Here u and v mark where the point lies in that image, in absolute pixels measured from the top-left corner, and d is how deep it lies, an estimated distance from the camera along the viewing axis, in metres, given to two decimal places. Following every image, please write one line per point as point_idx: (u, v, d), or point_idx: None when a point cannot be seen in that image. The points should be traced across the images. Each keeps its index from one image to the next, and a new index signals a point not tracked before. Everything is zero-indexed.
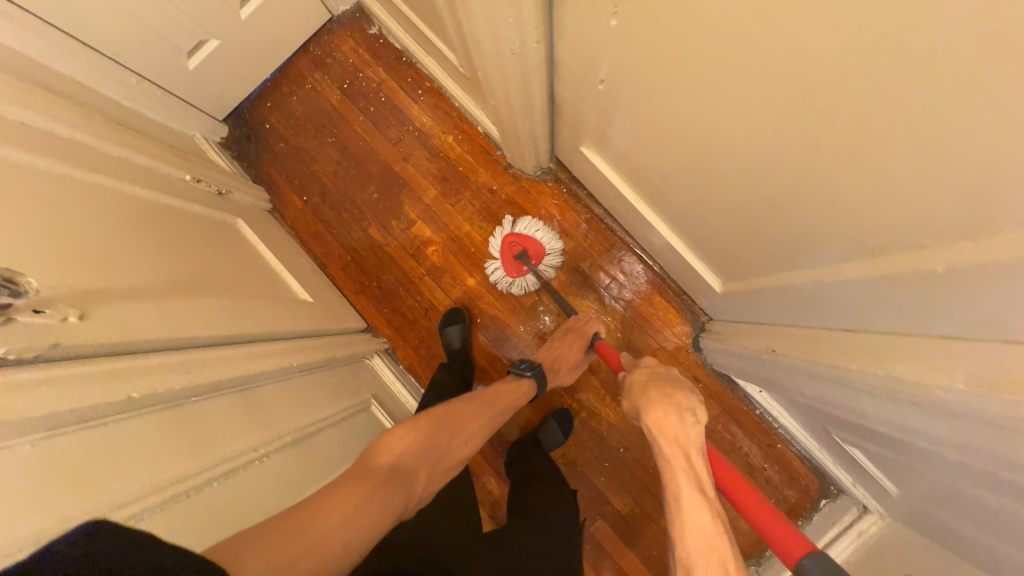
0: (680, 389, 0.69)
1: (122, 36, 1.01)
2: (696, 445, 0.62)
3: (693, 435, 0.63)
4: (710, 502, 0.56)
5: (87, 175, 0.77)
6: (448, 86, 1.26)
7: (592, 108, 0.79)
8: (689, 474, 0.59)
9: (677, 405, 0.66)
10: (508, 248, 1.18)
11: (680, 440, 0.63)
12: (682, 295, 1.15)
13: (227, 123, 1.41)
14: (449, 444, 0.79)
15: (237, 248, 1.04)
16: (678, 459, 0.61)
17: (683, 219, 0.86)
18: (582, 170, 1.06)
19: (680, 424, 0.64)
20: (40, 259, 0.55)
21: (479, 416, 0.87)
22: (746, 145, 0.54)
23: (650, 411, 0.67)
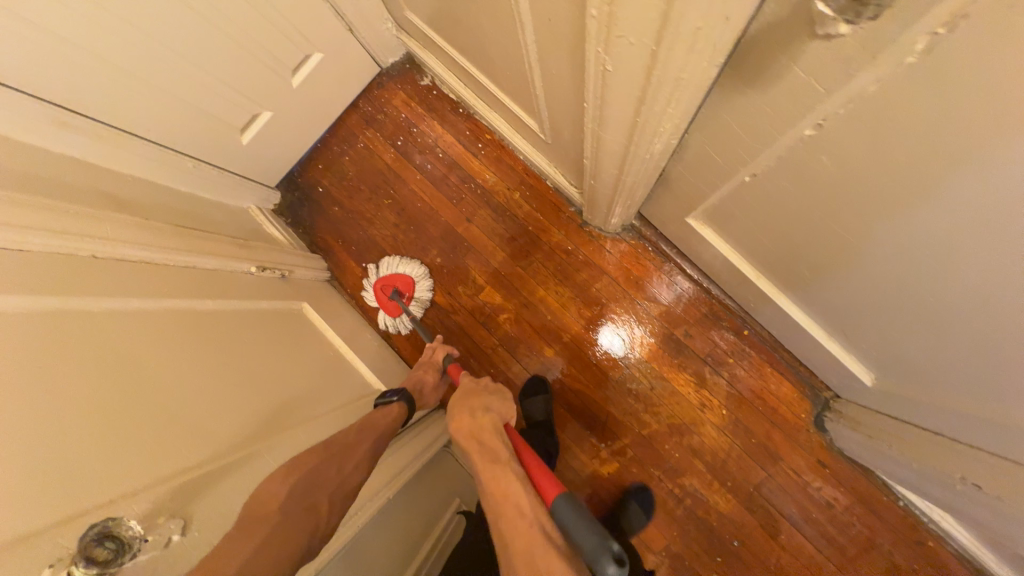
0: (476, 392, 0.76)
1: (178, 123, 0.95)
2: (489, 427, 0.69)
3: (484, 420, 0.70)
4: (502, 466, 0.63)
5: (161, 303, 0.71)
6: (511, 138, 1.15)
7: (719, 192, 0.67)
8: (483, 455, 0.65)
9: (470, 404, 0.73)
10: (382, 293, 1.21)
11: (473, 427, 0.69)
12: (797, 364, 1.01)
13: (279, 190, 1.35)
14: (332, 465, 0.60)
15: (307, 342, 0.97)
16: (473, 440, 0.68)
17: (828, 308, 0.72)
18: (681, 234, 0.94)
19: (470, 411, 0.72)
20: (133, 448, 0.48)
21: (364, 441, 0.67)
22: (999, 283, 0.41)
23: (449, 412, 0.74)
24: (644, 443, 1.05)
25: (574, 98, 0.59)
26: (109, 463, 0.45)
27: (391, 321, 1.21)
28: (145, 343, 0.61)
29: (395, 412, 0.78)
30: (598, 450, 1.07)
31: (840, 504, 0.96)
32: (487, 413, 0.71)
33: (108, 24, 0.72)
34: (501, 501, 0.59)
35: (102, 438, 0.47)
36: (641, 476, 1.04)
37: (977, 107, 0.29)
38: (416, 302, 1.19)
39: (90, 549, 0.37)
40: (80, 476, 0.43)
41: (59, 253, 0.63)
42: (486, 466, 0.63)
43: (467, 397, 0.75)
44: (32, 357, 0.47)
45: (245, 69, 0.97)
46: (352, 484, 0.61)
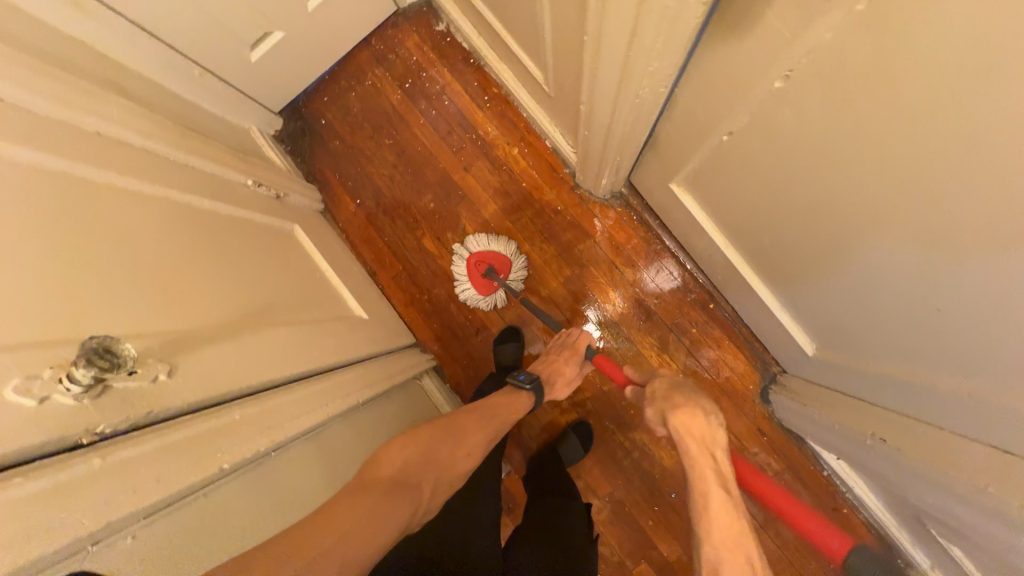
0: (699, 399, 0.90)
1: (189, 26, 0.96)
2: (721, 445, 0.84)
3: (713, 433, 0.85)
4: (734, 497, 0.78)
5: (159, 191, 0.73)
6: (517, 94, 1.18)
7: (700, 155, 0.71)
8: (716, 471, 0.81)
9: (705, 412, 0.87)
10: (474, 268, 1.17)
11: (706, 440, 0.84)
12: (754, 340, 1.08)
13: (282, 116, 1.36)
14: (448, 453, 0.73)
15: (296, 260, 1.00)
16: (705, 453, 0.83)
17: (783, 277, 0.79)
18: (665, 203, 0.99)
19: (704, 427, 0.86)
20: (120, 299, 0.52)
21: (481, 432, 0.82)
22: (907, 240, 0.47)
23: (678, 417, 0.87)
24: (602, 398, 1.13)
25: (578, 41, 0.63)
26: (99, 305, 0.49)
27: (483, 299, 1.18)
28: (141, 219, 0.64)
29: (523, 402, 0.92)
30: (559, 400, 1.17)
31: (773, 469, 1.06)
32: (714, 426, 0.86)
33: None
34: (730, 544, 0.73)
35: (96, 284, 0.50)
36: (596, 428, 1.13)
37: (905, 48, 0.34)
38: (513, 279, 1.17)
39: (91, 356, 0.40)
40: (73, 309, 0.46)
41: (66, 122, 0.65)
42: (718, 487, 0.78)
43: (669, 402, 0.90)
44: (32, 201, 0.49)
45: None
46: (457, 468, 0.74)
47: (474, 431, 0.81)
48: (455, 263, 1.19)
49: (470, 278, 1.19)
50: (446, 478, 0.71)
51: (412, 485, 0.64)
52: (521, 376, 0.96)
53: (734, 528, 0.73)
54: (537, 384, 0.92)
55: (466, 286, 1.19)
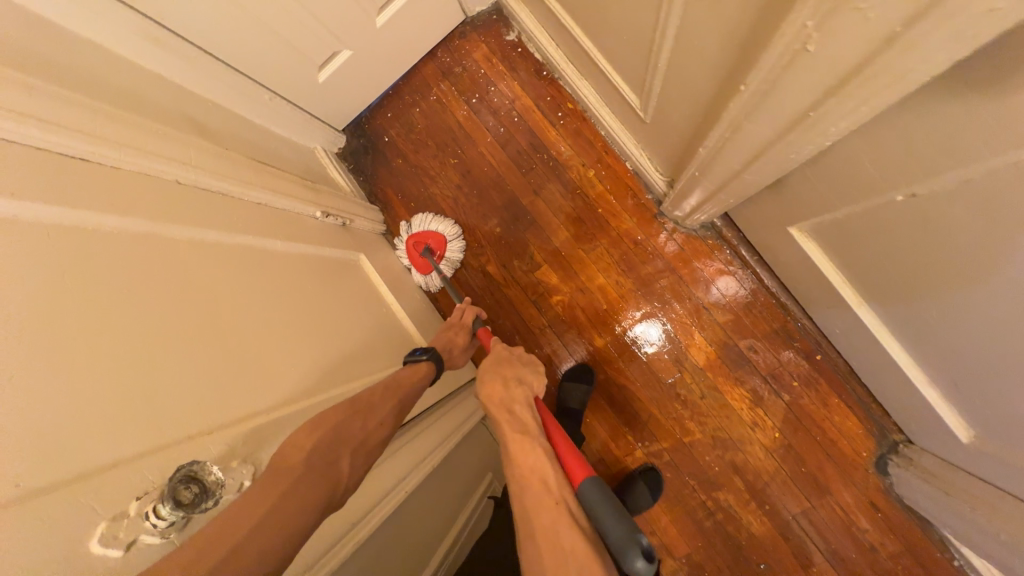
0: (508, 362, 0.81)
1: (260, 50, 0.92)
2: (519, 400, 0.73)
3: (515, 391, 0.74)
4: (532, 437, 0.66)
5: (238, 239, 0.70)
6: (597, 111, 1.07)
7: (853, 209, 0.58)
8: (514, 426, 0.68)
9: (502, 376, 0.78)
10: (412, 249, 1.18)
11: (505, 397, 0.74)
12: (869, 399, 0.94)
13: (346, 133, 1.32)
14: (353, 423, 0.56)
15: (364, 295, 0.96)
16: (502, 413, 0.72)
17: (942, 352, 0.64)
18: (774, 243, 0.86)
19: (504, 386, 0.76)
20: (200, 387, 0.47)
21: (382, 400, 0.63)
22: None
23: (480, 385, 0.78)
24: (684, 451, 1.02)
25: (714, 80, 0.52)
26: (188, 399, 0.45)
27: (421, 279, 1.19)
28: (219, 277, 0.60)
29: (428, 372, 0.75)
30: (632, 448, 1.05)
31: (886, 550, 0.92)
32: (519, 384, 0.76)
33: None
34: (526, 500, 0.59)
35: (186, 373, 0.46)
36: (674, 483, 1.02)
37: None
38: (447, 261, 1.17)
39: (177, 488, 0.38)
40: (156, 413, 0.42)
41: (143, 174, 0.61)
42: (516, 436, 0.66)
43: (502, 365, 0.80)
44: (109, 283, 0.45)
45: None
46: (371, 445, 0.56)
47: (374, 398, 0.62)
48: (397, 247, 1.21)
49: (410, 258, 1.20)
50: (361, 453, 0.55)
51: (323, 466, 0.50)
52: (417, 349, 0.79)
53: (524, 471, 0.62)
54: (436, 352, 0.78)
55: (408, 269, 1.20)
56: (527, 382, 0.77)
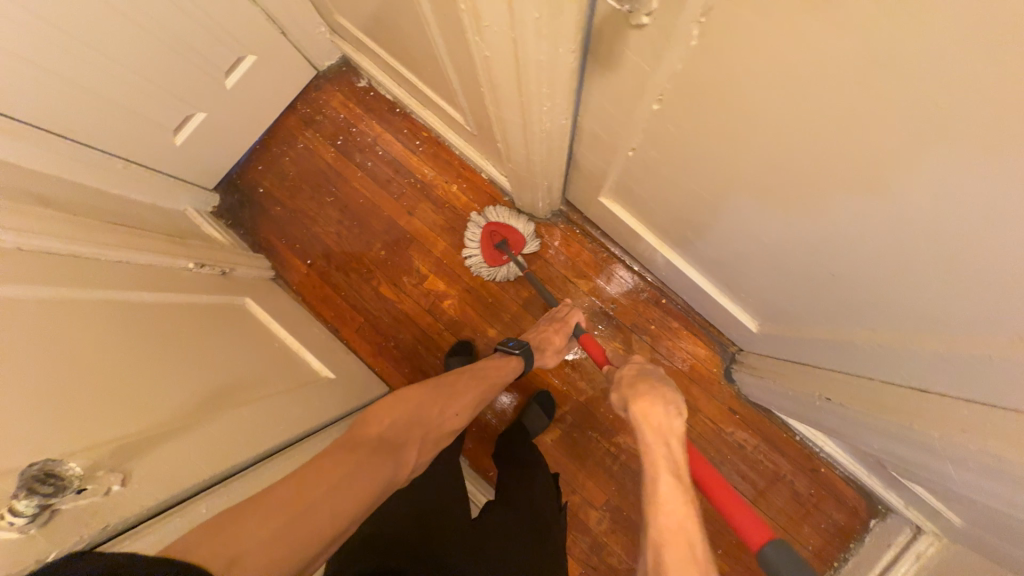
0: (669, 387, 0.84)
1: (107, 122, 0.96)
2: (676, 433, 0.77)
3: (673, 423, 0.78)
4: (681, 479, 0.71)
5: (94, 294, 0.72)
6: (447, 136, 1.23)
7: (616, 170, 0.77)
8: (665, 455, 0.74)
9: (666, 401, 0.82)
10: (489, 238, 1.18)
11: (658, 424, 0.78)
12: (709, 326, 1.14)
13: (218, 191, 1.36)
14: (434, 412, 0.78)
15: (252, 332, 1.00)
16: (657, 440, 0.77)
17: (716, 266, 0.85)
18: (600, 214, 1.04)
19: (663, 414, 0.80)
20: (66, 413, 0.52)
21: (467, 388, 0.85)
22: (804, 208, 0.52)
23: (637, 400, 0.83)
24: (583, 409, 1.17)
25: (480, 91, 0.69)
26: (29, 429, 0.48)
27: (487, 268, 1.19)
28: (86, 329, 0.65)
29: (512, 368, 0.95)
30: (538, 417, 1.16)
31: (751, 444, 1.10)
32: (677, 417, 0.79)
33: (34, 22, 0.74)
34: (668, 532, 0.65)
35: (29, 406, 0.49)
36: (580, 438, 1.16)
37: (732, 64, 0.40)
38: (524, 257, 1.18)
39: (32, 485, 0.40)
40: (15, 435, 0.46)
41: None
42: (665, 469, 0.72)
43: (655, 387, 0.85)
44: None
45: (173, 70, 0.99)
46: (437, 431, 0.78)
47: (462, 388, 0.85)
48: (470, 229, 1.19)
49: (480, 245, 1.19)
50: (435, 435, 0.77)
51: (393, 441, 0.70)
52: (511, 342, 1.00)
53: (672, 512, 0.67)
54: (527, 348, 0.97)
55: (474, 252, 1.18)
56: (686, 417, 0.80)
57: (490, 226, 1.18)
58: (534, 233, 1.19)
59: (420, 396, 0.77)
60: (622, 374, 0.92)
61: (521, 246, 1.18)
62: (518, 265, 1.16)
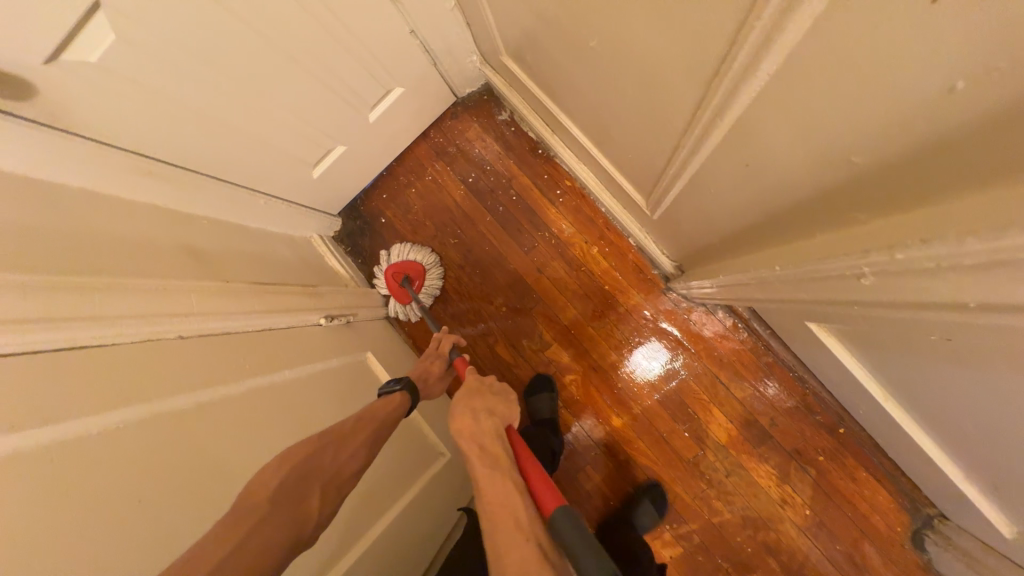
0: (479, 390, 0.76)
1: (256, 161, 0.92)
2: (490, 430, 0.69)
3: (488, 422, 0.70)
4: (504, 473, 0.62)
5: (247, 385, 0.68)
6: (598, 191, 1.07)
7: (880, 331, 0.58)
8: (484, 456, 0.65)
9: (474, 404, 0.73)
10: (392, 280, 1.16)
11: (476, 432, 0.68)
12: (898, 474, 0.91)
13: (342, 217, 1.31)
14: (327, 454, 0.60)
15: (373, 400, 0.94)
16: (473, 442, 0.67)
17: (978, 454, 0.63)
18: (790, 327, 0.85)
19: (472, 415, 0.70)
20: None
21: (364, 430, 0.67)
22: None
23: (455, 407, 0.72)
24: (715, 534, 0.99)
25: None
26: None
27: (402, 308, 1.19)
28: (240, 443, 0.62)
29: (402, 403, 0.78)
30: (661, 532, 1.01)
31: None
32: (491, 414, 0.72)
33: (194, 60, 0.67)
34: (504, 531, 0.55)
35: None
36: (708, 568, 0.99)
37: None
38: (427, 290, 1.17)
39: None
40: None
41: (134, 342, 0.57)
42: (488, 470, 0.62)
43: (473, 396, 0.75)
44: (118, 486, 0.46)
45: (324, 105, 0.91)
46: (345, 474, 0.60)
47: (355, 430, 0.66)
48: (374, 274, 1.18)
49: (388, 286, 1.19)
50: (333, 483, 0.58)
51: (296, 497, 0.53)
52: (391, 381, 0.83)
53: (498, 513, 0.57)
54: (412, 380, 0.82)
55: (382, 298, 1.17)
56: (496, 413, 0.73)
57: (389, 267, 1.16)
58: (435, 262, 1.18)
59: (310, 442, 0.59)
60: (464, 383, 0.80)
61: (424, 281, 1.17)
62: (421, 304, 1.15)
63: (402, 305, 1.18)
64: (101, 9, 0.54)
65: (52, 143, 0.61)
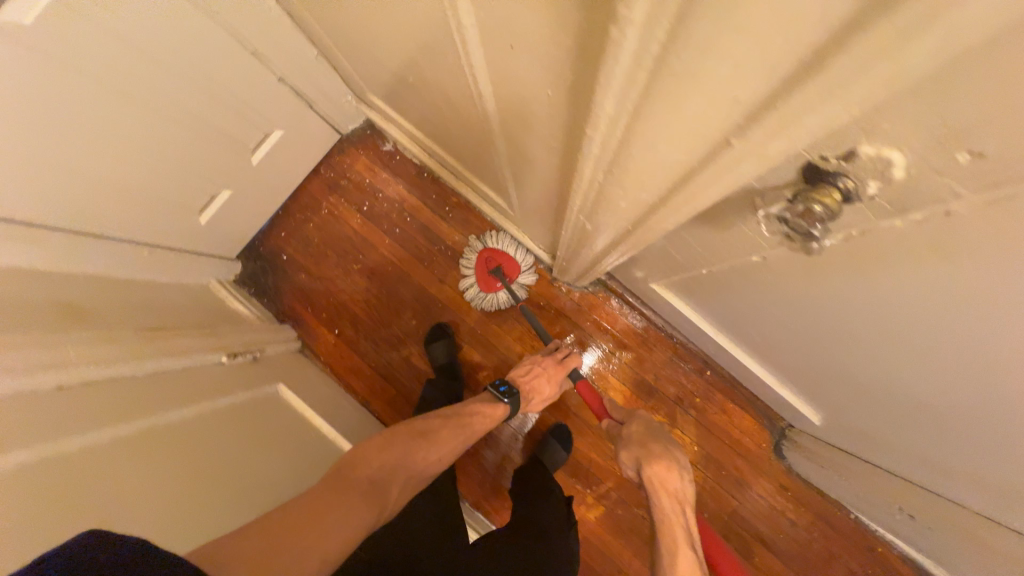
0: (676, 451, 0.93)
1: (136, 214, 0.93)
2: (685, 496, 0.87)
3: (678, 480, 0.88)
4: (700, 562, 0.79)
5: (144, 423, 0.70)
6: (480, 203, 1.20)
7: (679, 275, 0.74)
8: (682, 522, 0.83)
9: (677, 464, 0.90)
10: (484, 264, 1.19)
11: (675, 490, 0.87)
12: (755, 399, 1.10)
13: (241, 259, 1.32)
14: (417, 454, 0.79)
15: (289, 426, 0.97)
16: (674, 507, 0.86)
17: (779, 361, 0.82)
18: (647, 293, 1.01)
19: (678, 480, 0.88)
20: None
21: (457, 437, 0.88)
22: (931, 363, 0.46)
23: (652, 462, 0.89)
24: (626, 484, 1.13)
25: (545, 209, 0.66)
26: None
27: (483, 296, 1.20)
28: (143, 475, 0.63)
29: (499, 417, 0.96)
30: (582, 494, 1.14)
31: (800, 524, 1.08)
32: (679, 473, 0.89)
33: (50, 124, 0.69)
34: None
35: None
36: (625, 515, 1.13)
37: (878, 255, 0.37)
38: (518, 286, 1.18)
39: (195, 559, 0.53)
40: None
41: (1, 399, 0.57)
42: (678, 528, 0.83)
43: (662, 448, 0.92)
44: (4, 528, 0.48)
45: (202, 153, 0.96)
46: (418, 474, 0.78)
47: (450, 435, 0.87)
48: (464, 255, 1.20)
49: (476, 271, 1.21)
50: (408, 483, 0.76)
51: (381, 488, 0.71)
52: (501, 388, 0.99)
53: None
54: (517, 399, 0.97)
55: (468, 278, 1.20)
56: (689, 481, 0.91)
57: (484, 252, 1.20)
58: (530, 265, 1.18)
59: (404, 436, 0.80)
60: (631, 432, 0.95)
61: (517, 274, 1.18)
62: (513, 294, 1.16)
63: (484, 293, 1.20)
64: None
65: None
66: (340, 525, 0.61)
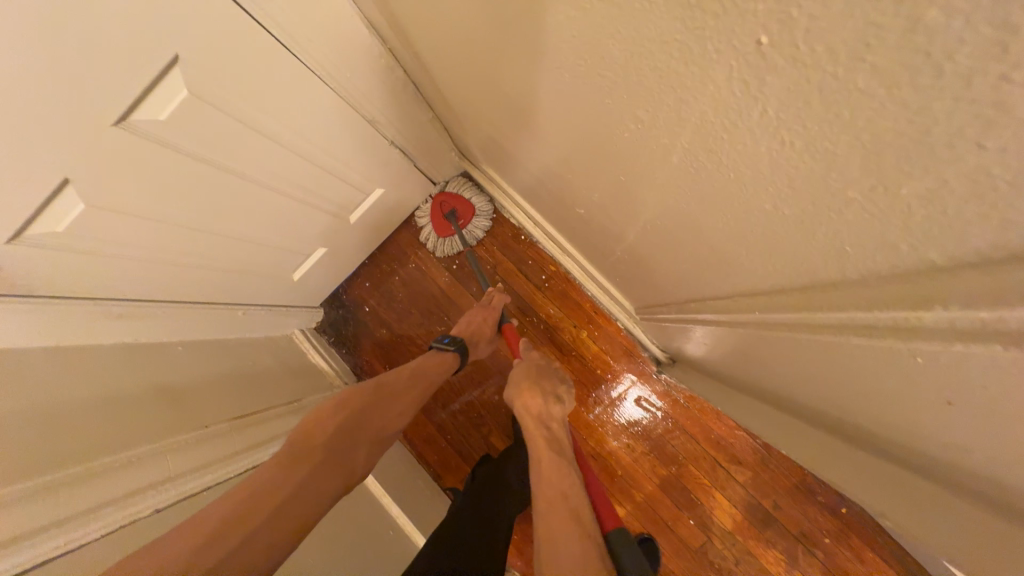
0: (555, 382, 0.81)
1: (235, 278, 0.89)
2: (556, 418, 0.74)
3: (554, 410, 0.75)
4: (567, 464, 0.64)
5: None
6: (583, 277, 1.09)
7: None
8: (547, 437, 0.70)
9: (546, 391, 0.78)
10: (439, 208, 1.15)
11: (546, 410, 0.75)
12: (907, 557, 0.91)
13: (323, 306, 1.28)
14: (378, 416, 0.73)
15: (368, 523, 0.89)
16: (538, 426, 0.73)
17: None
18: None
19: (543, 402, 0.76)
20: None
21: (416, 388, 0.80)
22: None
23: (518, 395, 0.78)
24: None
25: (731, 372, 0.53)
26: None
27: (437, 238, 1.17)
28: None
29: (447, 367, 0.87)
30: None
31: None
32: (557, 403, 0.76)
33: (166, 207, 0.65)
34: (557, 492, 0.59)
35: None
36: None
37: None
38: (470, 229, 1.14)
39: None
40: None
41: (101, 536, 0.52)
42: (549, 449, 0.68)
43: (539, 377, 0.80)
44: None
45: (306, 220, 0.91)
46: (387, 431, 0.73)
47: (409, 386, 0.79)
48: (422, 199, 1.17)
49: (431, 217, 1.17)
50: (375, 442, 0.71)
51: (342, 448, 0.65)
52: (446, 339, 0.90)
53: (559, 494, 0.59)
54: (463, 346, 0.88)
55: (425, 223, 1.18)
56: (565, 402, 0.78)
57: (441, 196, 1.16)
58: (487, 209, 1.15)
59: (364, 395, 0.72)
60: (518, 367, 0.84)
61: (471, 217, 1.15)
62: (463, 238, 1.14)
63: (439, 236, 1.17)
64: (69, 186, 0.53)
65: (24, 319, 0.59)
66: (302, 491, 0.58)
